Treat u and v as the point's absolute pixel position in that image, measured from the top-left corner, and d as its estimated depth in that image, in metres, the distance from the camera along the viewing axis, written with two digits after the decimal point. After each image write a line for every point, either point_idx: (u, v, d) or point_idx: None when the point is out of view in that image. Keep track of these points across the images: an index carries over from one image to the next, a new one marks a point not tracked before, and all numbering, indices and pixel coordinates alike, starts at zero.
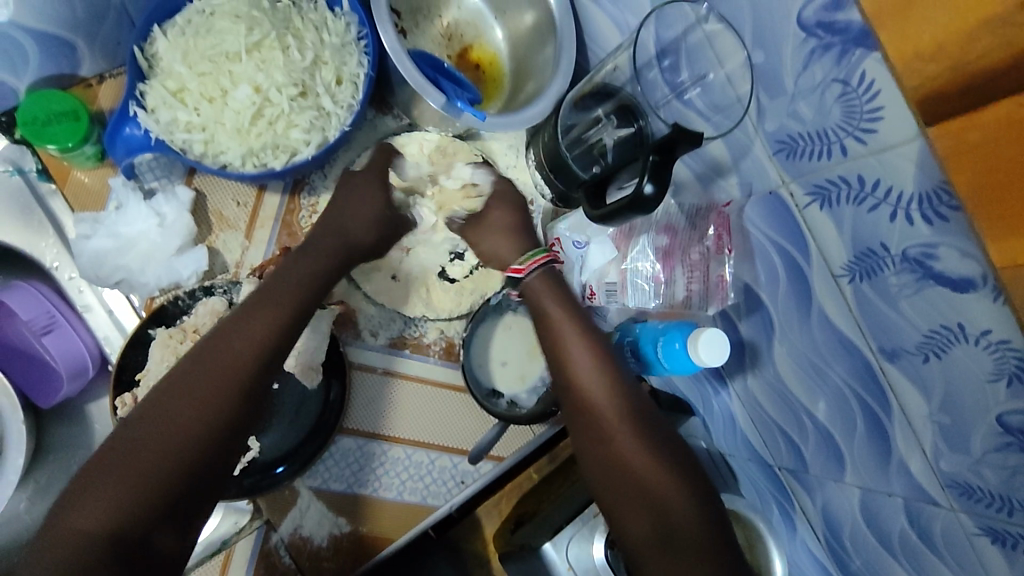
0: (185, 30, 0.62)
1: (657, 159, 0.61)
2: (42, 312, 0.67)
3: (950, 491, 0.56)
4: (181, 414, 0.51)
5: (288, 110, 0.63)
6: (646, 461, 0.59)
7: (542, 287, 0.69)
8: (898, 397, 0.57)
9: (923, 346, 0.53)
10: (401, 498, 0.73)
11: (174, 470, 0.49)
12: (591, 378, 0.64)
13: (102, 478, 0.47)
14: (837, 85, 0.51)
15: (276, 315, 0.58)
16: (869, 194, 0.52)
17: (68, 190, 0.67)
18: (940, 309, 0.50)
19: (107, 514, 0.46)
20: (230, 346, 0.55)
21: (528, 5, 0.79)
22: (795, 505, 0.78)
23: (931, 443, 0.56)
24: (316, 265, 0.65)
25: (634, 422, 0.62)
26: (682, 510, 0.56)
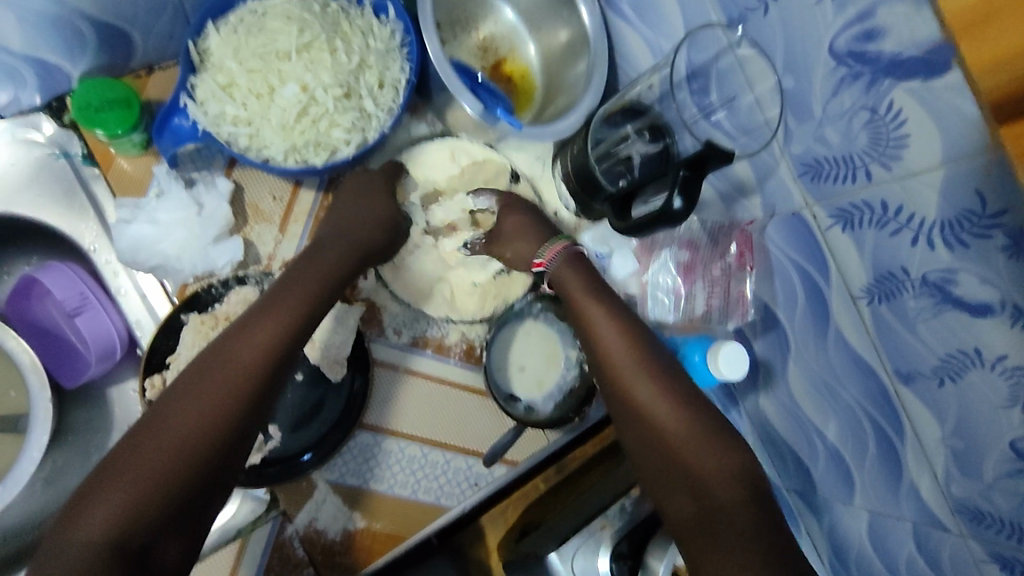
0: (237, 29, 0.65)
1: (687, 174, 0.62)
2: (75, 293, 0.68)
3: (960, 516, 0.58)
4: (188, 417, 0.52)
5: (332, 109, 0.65)
6: (679, 437, 0.60)
7: (568, 272, 0.74)
8: (911, 420, 0.59)
9: (939, 370, 0.55)
10: (416, 497, 0.73)
11: (180, 474, 0.49)
12: (630, 367, 0.66)
13: (110, 484, 0.47)
14: (865, 112, 0.54)
15: (279, 319, 0.60)
16: (892, 219, 0.54)
17: (111, 176, 0.68)
18: (957, 333, 0.52)
19: (117, 520, 0.45)
20: (236, 353, 0.56)
21: (563, 23, 0.82)
22: (801, 527, 0.79)
23: (943, 467, 0.58)
24: (326, 266, 0.66)
25: (667, 397, 0.63)
26: (722, 490, 0.56)
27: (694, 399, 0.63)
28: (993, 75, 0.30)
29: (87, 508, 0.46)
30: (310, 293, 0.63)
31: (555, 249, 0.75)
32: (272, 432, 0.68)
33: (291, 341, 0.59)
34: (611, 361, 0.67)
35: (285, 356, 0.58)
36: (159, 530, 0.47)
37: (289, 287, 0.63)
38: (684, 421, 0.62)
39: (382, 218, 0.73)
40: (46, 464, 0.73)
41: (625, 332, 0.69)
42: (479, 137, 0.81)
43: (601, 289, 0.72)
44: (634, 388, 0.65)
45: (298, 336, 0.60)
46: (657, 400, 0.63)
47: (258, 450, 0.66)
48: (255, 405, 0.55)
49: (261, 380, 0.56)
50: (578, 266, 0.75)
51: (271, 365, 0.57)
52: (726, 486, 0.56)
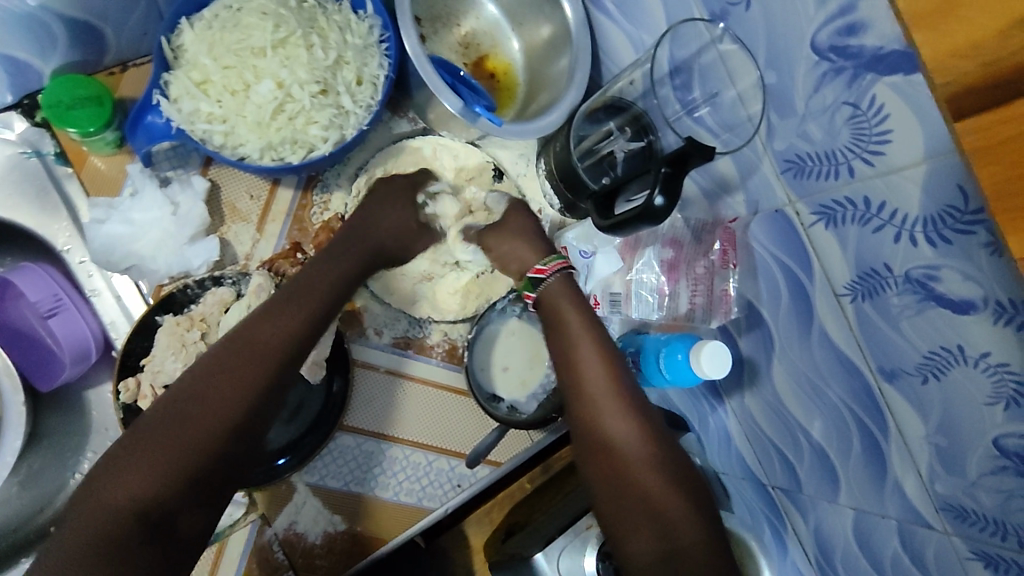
0: (212, 25, 0.64)
1: (668, 171, 0.62)
2: (48, 294, 0.66)
3: (944, 514, 0.57)
4: (230, 383, 0.53)
5: (308, 106, 0.64)
6: (653, 477, 0.60)
7: (561, 290, 0.71)
8: (896, 418, 0.58)
9: (922, 367, 0.54)
10: (397, 499, 0.72)
11: (209, 452, 0.50)
12: (602, 393, 0.65)
13: (141, 452, 0.48)
14: (847, 108, 0.53)
15: (309, 305, 0.60)
16: (874, 216, 0.54)
17: (85, 175, 0.67)
18: (940, 330, 0.51)
19: (147, 491, 0.47)
20: (269, 334, 0.56)
21: (546, 18, 0.81)
22: (788, 525, 0.78)
23: (928, 465, 0.57)
24: (346, 257, 0.67)
25: (643, 436, 0.63)
26: (686, 531, 0.57)
27: (664, 440, 0.63)
28: (953, 66, 0.30)
29: (117, 474, 0.47)
30: (332, 282, 0.64)
31: (556, 266, 0.72)
32: None
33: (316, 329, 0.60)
34: (591, 391, 0.65)
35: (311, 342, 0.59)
36: (181, 505, 0.48)
37: (319, 274, 0.64)
38: (657, 461, 0.61)
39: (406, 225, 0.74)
40: (21, 469, 0.72)
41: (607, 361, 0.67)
42: (461, 134, 0.80)
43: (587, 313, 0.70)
44: (612, 422, 0.63)
45: (321, 326, 0.61)
46: (632, 438, 0.62)
47: None
48: (282, 391, 0.56)
49: (289, 366, 0.56)
50: (572, 287, 0.72)
51: (298, 352, 0.58)
52: (691, 531, 0.57)
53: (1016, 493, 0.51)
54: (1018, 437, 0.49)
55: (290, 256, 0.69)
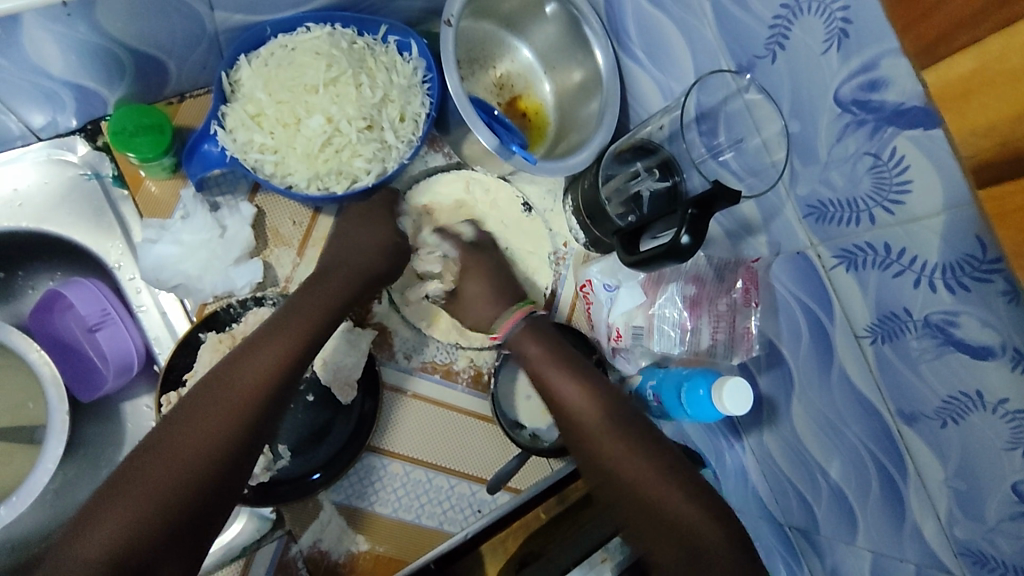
0: (268, 62, 0.67)
1: (695, 213, 0.64)
2: (97, 308, 0.70)
3: (963, 558, 0.58)
4: (205, 426, 0.53)
5: (355, 140, 0.68)
6: (659, 488, 0.61)
7: (524, 338, 0.73)
8: (915, 461, 0.60)
9: (941, 412, 0.56)
10: (419, 522, 0.74)
11: (181, 494, 0.49)
12: (597, 420, 0.65)
13: (113, 501, 0.48)
14: (868, 158, 0.57)
15: (289, 341, 0.60)
16: (894, 261, 0.56)
17: (139, 197, 0.71)
18: (959, 375, 0.54)
19: (114, 542, 0.46)
20: (243, 373, 0.56)
21: (577, 63, 0.85)
22: (804, 566, 0.79)
23: (946, 508, 0.59)
24: (333, 288, 0.67)
25: (638, 450, 0.63)
26: (702, 533, 0.58)
27: (666, 451, 0.64)
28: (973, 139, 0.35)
29: (91, 525, 0.47)
30: (322, 313, 0.64)
31: (513, 321, 0.75)
32: (281, 451, 0.70)
33: (300, 365, 0.60)
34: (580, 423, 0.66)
35: (291, 375, 0.58)
36: (158, 551, 0.47)
37: (303, 307, 0.64)
38: (656, 472, 0.62)
39: (383, 240, 0.72)
40: (57, 477, 0.74)
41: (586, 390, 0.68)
42: (494, 170, 0.85)
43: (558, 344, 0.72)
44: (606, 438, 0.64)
45: (302, 360, 0.60)
46: (629, 455, 0.63)
47: (266, 469, 0.67)
48: (259, 427, 0.55)
49: (264, 404, 0.56)
50: (534, 331, 0.74)
51: (278, 385, 0.57)
52: (710, 532, 0.58)
53: None
54: None
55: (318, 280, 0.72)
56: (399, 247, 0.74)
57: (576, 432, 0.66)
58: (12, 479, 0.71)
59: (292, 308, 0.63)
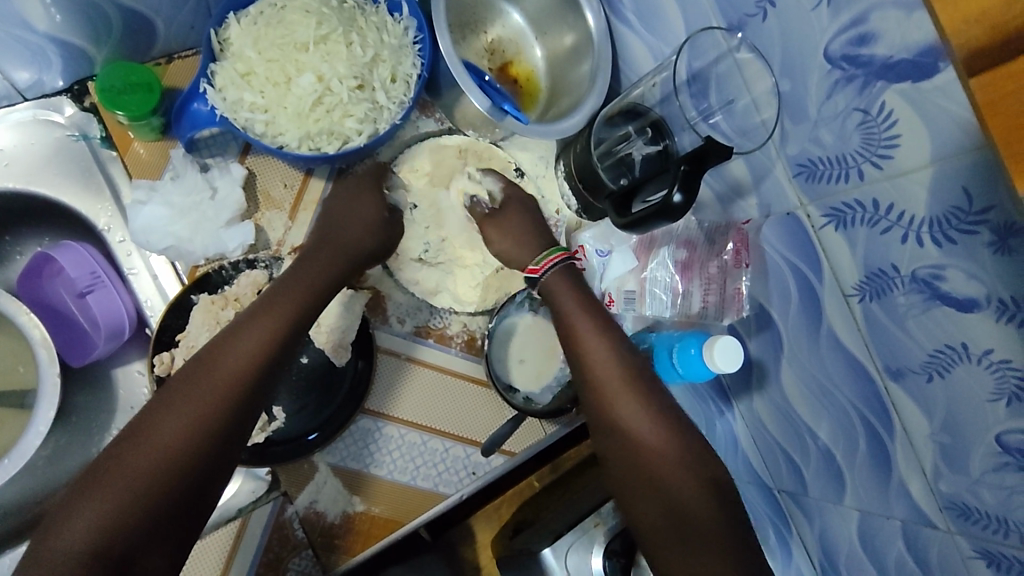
0: (257, 20, 0.67)
1: (687, 169, 0.64)
2: (86, 271, 0.69)
3: (948, 512, 0.60)
4: (188, 411, 0.52)
5: (346, 100, 0.68)
6: (664, 465, 0.61)
7: (559, 283, 0.72)
8: (901, 416, 0.61)
9: (928, 365, 0.57)
10: (414, 483, 0.74)
11: (167, 478, 0.49)
12: (613, 385, 0.66)
13: (97, 486, 0.48)
14: (857, 114, 0.57)
15: (273, 324, 0.59)
16: (883, 217, 0.57)
17: (128, 159, 0.70)
18: (945, 329, 0.55)
19: (96, 531, 0.46)
20: (227, 357, 0.56)
21: (569, 27, 0.84)
22: (792, 529, 0.81)
23: (931, 463, 0.60)
24: (320, 269, 0.66)
25: (653, 422, 0.63)
26: (698, 510, 0.59)
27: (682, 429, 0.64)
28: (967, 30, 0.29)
29: (72, 513, 0.46)
30: (306, 295, 0.63)
31: (549, 263, 0.74)
32: (277, 412, 0.70)
33: (285, 347, 0.59)
34: (601, 385, 0.66)
35: (276, 359, 0.58)
36: (146, 535, 0.48)
37: (286, 288, 0.63)
38: (671, 448, 0.62)
39: (371, 217, 0.72)
40: (49, 442, 0.74)
41: (616, 359, 0.68)
42: (485, 134, 0.83)
43: (591, 302, 0.72)
44: (622, 403, 0.65)
45: (288, 343, 0.59)
46: (646, 426, 0.63)
47: (263, 429, 0.67)
48: (245, 410, 0.55)
49: (250, 387, 0.55)
50: (571, 278, 0.74)
51: (264, 368, 0.57)
52: (704, 508, 0.59)
53: (1017, 490, 0.53)
54: (1020, 432, 0.52)
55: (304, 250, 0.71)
56: (387, 222, 0.74)
57: (592, 392, 0.67)
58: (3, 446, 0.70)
59: (278, 289, 0.62)
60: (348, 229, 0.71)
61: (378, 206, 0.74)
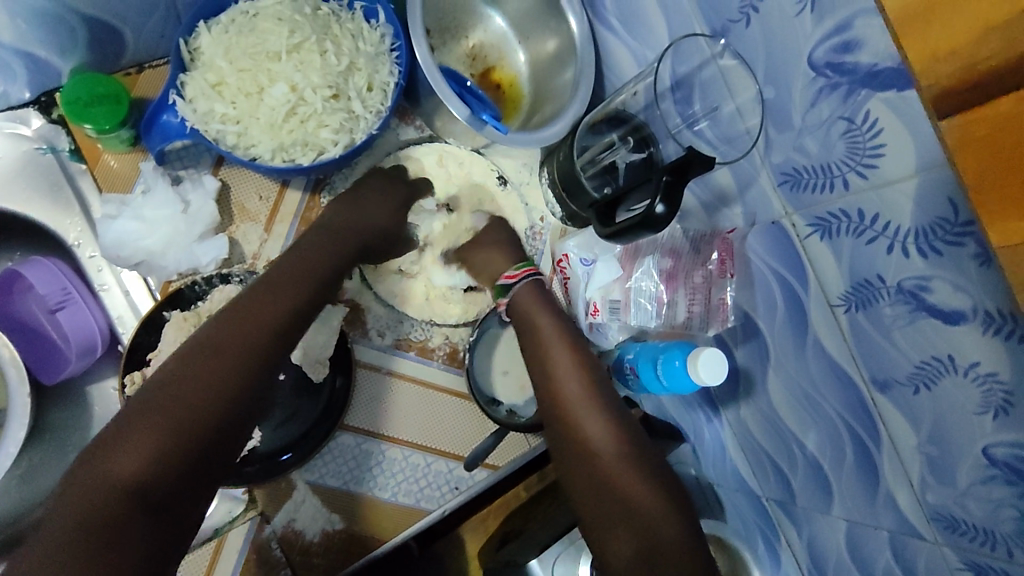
0: (228, 29, 0.65)
1: (670, 180, 0.63)
2: (57, 288, 0.67)
3: (935, 523, 0.59)
4: (222, 361, 0.54)
5: (320, 109, 0.66)
6: (624, 475, 0.61)
7: (528, 297, 0.74)
8: (888, 427, 0.60)
9: (914, 377, 0.56)
10: (396, 500, 0.73)
11: (225, 402, 0.53)
12: (577, 400, 0.66)
13: (148, 416, 0.50)
14: (842, 122, 0.56)
15: (296, 293, 0.63)
16: (868, 227, 0.56)
17: (97, 172, 0.68)
18: (931, 340, 0.54)
19: (141, 464, 0.48)
20: (256, 317, 0.59)
21: (551, 32, 0.83)
22: (781, 537, 0.80)
23: (919, 474, 0.59)
24: (331, 253, 0.69)
25: (621, 441, 0.64)
26: (663, 531, 0.58)
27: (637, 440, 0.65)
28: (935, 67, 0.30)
29: (115, 448, 0.48)
30: (325, 268, 0.67)
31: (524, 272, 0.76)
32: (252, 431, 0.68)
33: (309, 311, 0.63)
34: (563, 396, 0.67)
35: (298, 326, 0.61)
36: (192, 469, 0.50)
37: (306, 259, 0.67)
38: (634, 467, 0.62)
39: (381, 224, 0.75)
40: (22, 462, 0.73)
41: (579, 369, 0.69)
42: (467, 142, 0.81)
43: (558, 320, 0.73)
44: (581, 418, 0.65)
45: (314, 304, 0.64)
46: (610, 445, 0.63)
47: (238, 449, 0.66)
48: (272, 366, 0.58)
49: (284, 339, 0.59)
50: (540, 291, 0.76)
51: (287, 332, 0.60)
52: (670, 532, 0.58)
53: (1004, 503, 0.52)
54: (1007, 445, 0.51)
55: None
56: (393, 231, 0.76)
57: (554, 406, 0.67)
58: None
59: (295, 263, 0.65)
60: (359, 219, 0.73)
61: (382, 216, 0.75)
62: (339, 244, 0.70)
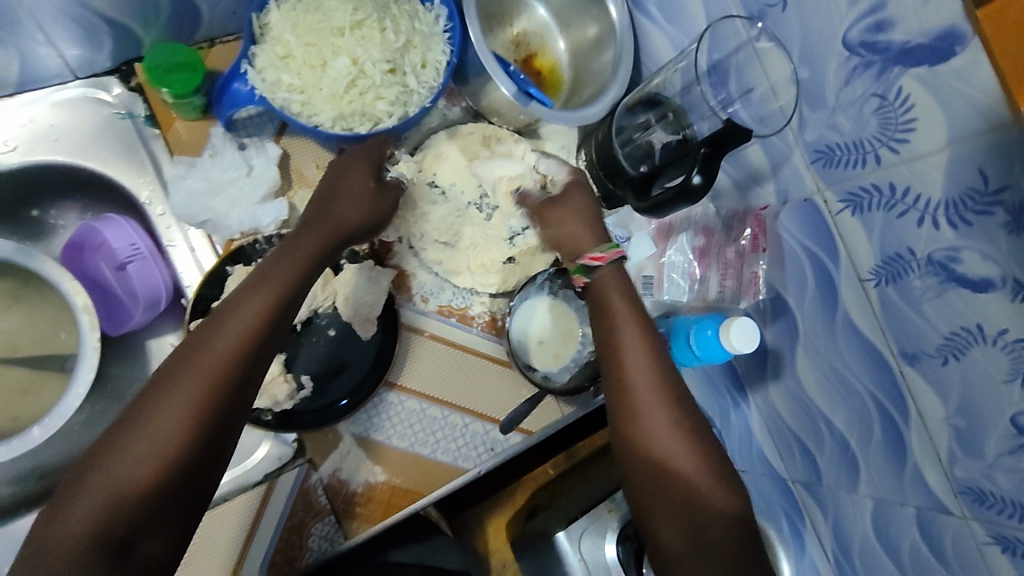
0: (296, 7, 0.70)
1: (707, 152, 0.66)
2: (128, 244, 0.71)
3: (963, 497, 0.62)
4: (185, 388, 0.50)
5: (378, 82, 0.70)
6: (683, 458, 0.58)
7: (612, 280, 0.70)
8: (917, 402, 0.63)
9: (943, 348, 0.60)
10: (434, 457, 0.76)
11: (190, 433, 0.49)
12: (639, 381, 0.63)
13: (91, 480, 0.46)
14: (875, 99, 0.60)
15: (271, 296, 0.58)
16: (899, 201, 0.60)
17: (170, 136, 0.72)
18: (961, 311, 0.57)
19: (97, 516, 0.45)
20: (226, 328, 0.54)
21: (592, 19, 0.87)
22: (806, 521, 0.83)
23: (947, 447, 0.62)
24: (315, 239, 0.64)
25: (679, 425, 0.60)
26: (718, 514, 0.56)
27: (693, 415, 0.61)
28: None
29: (70, 501, 0.46)
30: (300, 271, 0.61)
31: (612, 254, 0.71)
32: (305, 381, 0.72)
33: (282, 311, 0.58)
34: (625, 369, 0.64)
35: (270, 332, 0.56)
36: (143, 525, 0.47)
37: (289, 257, 0.62)
38: (690, 449, 0.59)
39: (366, 194, 0.69)
40: (85, 408, 0.77)
41: (644, 344, 0.65)
42: (510, 123, 0.83)
43: (627, 295, 0.70)
44: (643, 401, 0.61)
45: (281, 315, 0.58)
46: (671, 428, 0.60)
47: (292, 396, 0.70)
48: (244, 384, 0.53)
49: (246, 361, 0.54)
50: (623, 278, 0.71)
51: (260, 343, 0.55)
52: (726, 511, 0.56)
53: None
54: None
55: None
56: (381, 193, 0.71)
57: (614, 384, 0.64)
58: (45, 407, 0.73)
59: (277, 260, 0.61)
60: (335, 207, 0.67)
61: (367, 184, 0.70)
62: (320, 230, 0.65)
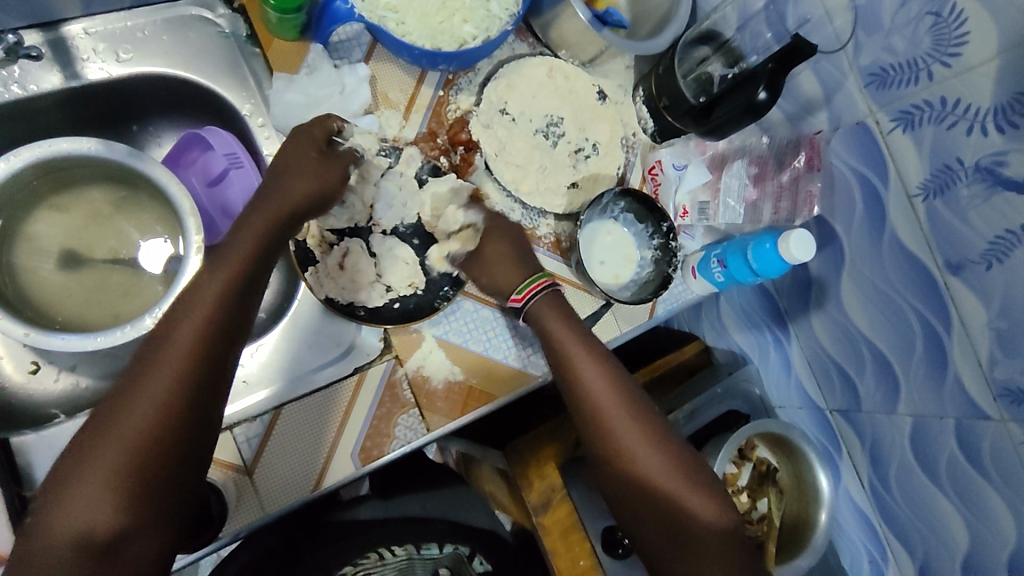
0: None
1: (773, 67, 0.75)
2: (227, 150, 0.77)
3: (1001, 399, 0.71)
4: (139, 406, 0.55)
5: (468, 5, 0.77)
6: (669, 479, 0.70)
7: (548, 310, 0.77)
8: (959, 308, 0.72)
9: (987, 254, 0.68)
10: (506, 362, 0.81)
11: (153, 449, 0.54)
12: (614, 413, 0.72)
13: (68, 494, 0.53)
14: (929, 17, 0.67)
15: (213, 308, 0.60)
16: (949, 113, 0.67)
17: (271, 53, 0.77)
18: (1005, 214, 0.66)
19: (81, 525, 0.52)
20: (177, 344, 0.58)
21: None
22: (843, 449, 0.95)
23: (988, 351, 0.71)
24: (266, 223, 0.67)
25: (657, 449, 0.71)
26: (703, 524, 0.68)
27: (662, 434, 0.73)
28: None
29: (54, 512, 0.52)
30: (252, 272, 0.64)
31: (533, 290, 0.78)
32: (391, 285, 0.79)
33: (230, 321, 0.61)
34: (597, 399, 0.73)
35: (219, 341, 0.60)
36: (124, 531, 0.53)
37: (238, 262, 0.64)
38: (670, 468, 0.71)
39: (317, 175, 0.72)
40: None
41: (607, 373, 0.75)
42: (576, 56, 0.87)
43: (581, 329, 0.77)
44: (617, 429, 0.72)
45: (227, 323, 0.61)
46: (648, 455, 0.71)
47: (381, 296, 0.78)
48: (201, 397, 0.58)
49: (197, 375, 0.58)
50: (557, 304, 0.79)
51: (209, 352, 0.59)
52: (710, 520, 0.69)
53: None
54: None
55: (433, 144, 0.83)
56: (331, 176, 0.73)
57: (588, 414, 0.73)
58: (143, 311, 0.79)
59: (224, 266, 0.63)
60: (284, 187, 0.70)
61: (317, 166, 0.72)
62: (267, 216, 0.68)
